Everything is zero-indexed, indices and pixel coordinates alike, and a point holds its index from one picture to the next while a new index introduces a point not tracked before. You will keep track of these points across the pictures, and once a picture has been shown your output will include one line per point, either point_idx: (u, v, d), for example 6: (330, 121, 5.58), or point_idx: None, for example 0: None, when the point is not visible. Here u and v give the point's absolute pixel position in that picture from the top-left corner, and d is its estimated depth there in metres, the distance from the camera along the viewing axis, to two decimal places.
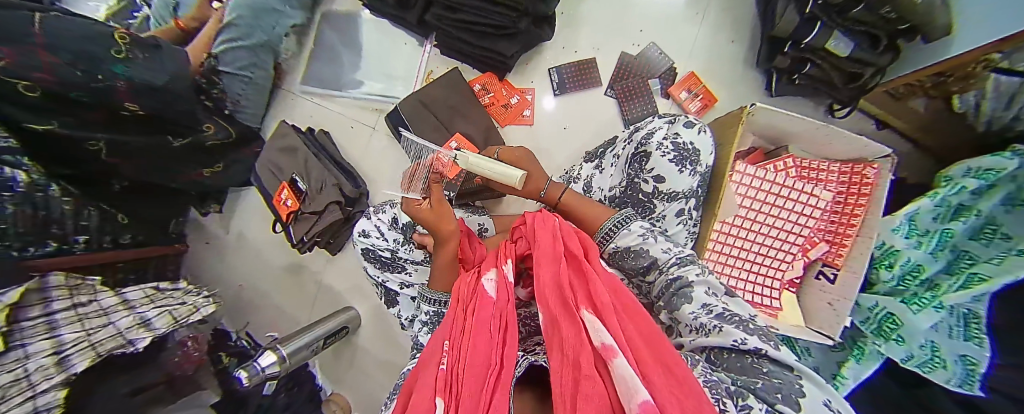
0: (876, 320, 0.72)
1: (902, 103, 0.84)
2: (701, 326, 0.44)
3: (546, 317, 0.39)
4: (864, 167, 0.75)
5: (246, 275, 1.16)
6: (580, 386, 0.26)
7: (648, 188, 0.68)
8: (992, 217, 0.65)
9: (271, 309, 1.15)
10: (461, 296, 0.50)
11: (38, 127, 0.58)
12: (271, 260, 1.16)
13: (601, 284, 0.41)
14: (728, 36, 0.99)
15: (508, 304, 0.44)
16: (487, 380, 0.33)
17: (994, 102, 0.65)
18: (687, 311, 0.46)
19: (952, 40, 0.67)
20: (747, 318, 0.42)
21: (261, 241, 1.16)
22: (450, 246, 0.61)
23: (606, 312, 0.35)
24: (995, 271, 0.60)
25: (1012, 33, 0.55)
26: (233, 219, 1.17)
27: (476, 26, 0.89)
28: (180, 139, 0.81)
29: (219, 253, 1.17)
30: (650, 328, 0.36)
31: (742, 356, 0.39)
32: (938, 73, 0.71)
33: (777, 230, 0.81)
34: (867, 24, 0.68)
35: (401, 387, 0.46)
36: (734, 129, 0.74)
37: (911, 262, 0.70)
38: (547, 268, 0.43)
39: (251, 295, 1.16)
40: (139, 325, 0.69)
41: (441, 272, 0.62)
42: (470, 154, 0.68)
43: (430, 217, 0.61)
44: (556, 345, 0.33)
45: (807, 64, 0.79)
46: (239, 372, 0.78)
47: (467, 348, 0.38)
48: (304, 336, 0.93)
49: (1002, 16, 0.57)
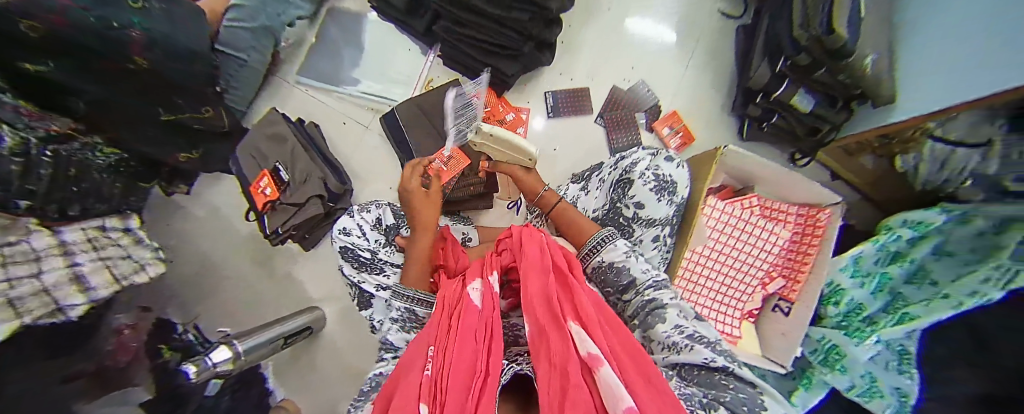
0: (822, 351, 0.77)
1: (854, 158, 0.92)
2: (673, 344, 0.49)
3: (534, 327, 0.43)
4: (818, 210, 0.82)
5: (204, 265, 1.09)
6: (570, 393, 0.30)
7: (629, 213, 0.78)
8: (924, 264, 0.72)
9: (227, 303, 1.08)
10: (448, 300, 0.57)
11: (30, 66, 0.54)
12: (235, 251, 1.09)
13: (586, 298, 0.46)
14: (711, 83, 1.06)
15: (494, 314, 0.49)
16: (473, 389, 0.36)
17: (931, 164, 0.74)
18: (661, 330, 0.51)
19: (896, 108, 0.76)
20: (714, 340, 0.49)
21: (226, 230, 1.10)
22: (427, 232, 0.76)
23: (589, 326, 0.40)
24: (924, 311, 0.66)
25: (947, 106, 0.65)
26: (199, 203, 1.10)
27: (482, 43, 0.94)
28: (168, 112, 0.81)
29: (177, 239, 1.10)
30: (630, 342, 0.41)
31: (712, 373, 0.44)
32: (884, 135, 0.80)
33: (739, 263, 0.87)
34: (829, 85, 0.77)
35: (380, 391, 0.46)
36: (709, 165, 0.82)
37: (855, 300, 0.76)
38: (536, 280, 0.48)
39: (206, 287, 1.09)
40: (75, 285, 0.67)
41: (414, 263, 0.72)
42: (490, 126, 0.77)
43: (422, 201, 0.78)
44: (544, 354, 0.37)
45: (776, 114, 0.90)
46: (187, 367, 0.70)
47: (453, 357, 0.41)
48: (263, 334, 0.88)
49: (942, 89, 0.67)
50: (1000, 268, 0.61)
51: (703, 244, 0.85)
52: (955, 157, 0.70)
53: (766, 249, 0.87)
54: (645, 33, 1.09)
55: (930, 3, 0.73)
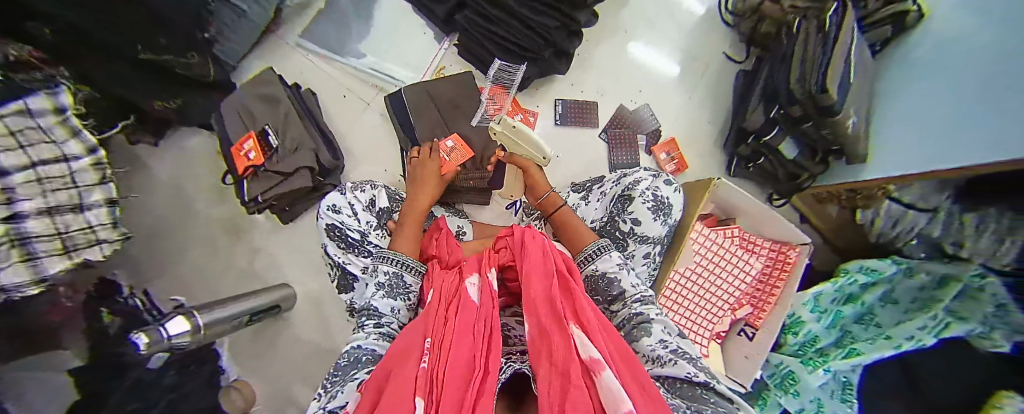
0: (779, 375, 0.84)
1: (822, 206, 1.03)
2: (657, 357, 0.55)
3: (535, 328, 0.44)
4: (789, 248, 0.90)
5: (162, 225, 1.00)
6: (569, 393, 0.31)
7: (625, 228, 0.81)
8: (872, 309, 0.84)
9: (184, 269, 1.00)
10: (445, 295, 0.59)
11: None
12: (199, 215, 1.01)
13: (585, 306, 0.49)
14: (708, 117, 1.14)
15: (494, 311, 0.51)
16: (471, 384, 0.36)
17: (886, 221, 0.87)
18: (647, 343, 0.56)
19: (868, 168, 0.84)
20: (695, 357, 0.55)
21: (193, 190, 1.01)
22: (426, 202, 0.83)
23: (591, 332, 0.43)
24: (869, 348, 0.76)
25: (922, 171, 0.70)
26: (165, 158, 1.00)
27: (503, 41, 0.94)
28: (150, 51, 0.70)
29: (135, 193, 1.00)
30: (625, 352, 0.44)
31: (695, 387, 0.50)
32: (852, 189, 0.88)
33: (715, 288, 0.93)
34: (812, 139, 0.85)
35: (370, 381, 0.46)
36: (701, 194, 0.88)
37: (812, 332, 0.85)
38: (538, 284, 0.51)
39: (163, 249, 1.00)
40: (24, 259, 0.53)
41: (407, 229, 0.77)
42: (515, 120, 0.86)
43: (427, 173, 0.85)
44: (545, 354, 0.39)
45: (760, 157, 0.99)
46: (137, 336, 0.60)
47: (453, 351, 0.42)
48: (223, 310, 0.80)
49: (917, 155, 0.72)
50: (936, 319, 0.74)
51: (685, 266, 0.92)
52: (906, 218, 0.83)
53: (741, 279, 0.92)
54: (655, 61, 1.14)
55: (900, 77, 0.82)
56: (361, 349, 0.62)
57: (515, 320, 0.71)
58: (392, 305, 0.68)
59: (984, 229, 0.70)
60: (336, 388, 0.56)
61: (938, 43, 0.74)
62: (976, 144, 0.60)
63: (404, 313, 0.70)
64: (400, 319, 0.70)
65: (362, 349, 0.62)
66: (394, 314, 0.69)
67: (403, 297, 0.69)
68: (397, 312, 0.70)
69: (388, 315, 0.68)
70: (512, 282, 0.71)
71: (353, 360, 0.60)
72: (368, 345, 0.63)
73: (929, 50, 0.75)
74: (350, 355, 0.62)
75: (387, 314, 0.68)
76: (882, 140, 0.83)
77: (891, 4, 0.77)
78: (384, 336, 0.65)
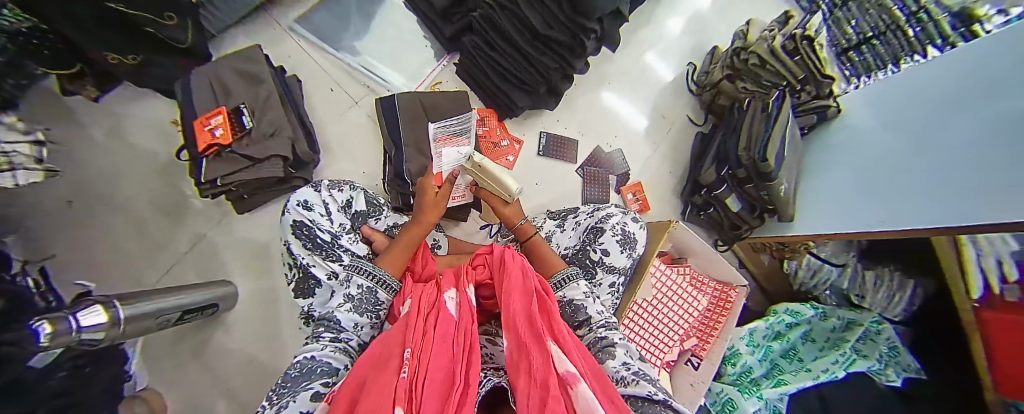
0: (720, 403, 0.91)
1: (756, 254, 1.19)
2: (621, 377, 0.58)
3: (515, 342, 0.45)
4: (730, 288, 1.03)
5: (96, 193, 0.92)
6: (549, 405, 0.32)
7: (595, 257, 0.87)
8: (794, 346, 1.00)
9: (109, 247, 0.91)
10: (423, 302, 0.57)
11: None
12: (152, 188, 0.94)
13: (562, 327, 0.50)
14: (670, 168, 1.29)
15: (471, 325, 0.50)
16: (451, 396, 0.35)
17: (806, 270, 1.09)
18: (611, 365, 0.60)
19: (793, 226, 1.01)
20: (654, 378, 0.59)
21: (138, 162, 0.94)
22: (420, 231, 0.76)
23: (568, 349, 0.44)
24: (791, 379, 0.89)
25: (822, 233, 0.90)
26: (114, 119, 0.94)
27: (503, 70, 0.99)
28: (124, 4, 0.60)
29: (68, 152, 0.92)
30: (598, 371, 0.46)
31: (655, 406, 0.52)
32: (780, 242, 1.07)
33: (667, 319, 1.01)
34: (753, 199, 1.01)
35: (335, 389, 0.42)
36: (662, 234, 0.97)
37: (746, 364, 0.96)
38: (520, 300, 0.52)
39: (90, 219, 0.91)
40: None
41: (398, 249, 0.73)
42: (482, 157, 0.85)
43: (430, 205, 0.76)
44: (524, 369, 0.39)
45: (710, 207, 1.15)
46: (40, 325, 0.46)
47: (431, 361, 0.41)
48: (142, 304, 0.67)
49: (826, 221, 0.90)
50: (844, 355, 0.90)
51: (643, 297, 1.00)
52: (820, 269, 1.06)
53: (688, 313, 1.02)
54: (628, 112, 1.28)
55: (820, 159, 1.02)
56: (315, 360, 0.56)
57: (487, 339, 0.69)
58: (356, 320, 0.63)
59: (880, 285, 0.98)
60: (284, 400, 0.50)
61: (849, 138, 0.95)
62: (886, 215, 0.73)
63: (366, 331, 0.66)
64: (361, 336, 0.65)
65: (317, 360, 0.56)
66: (355, 331, 0.64)
67: (370, 314, 0.65)
68: (359, 328, 0.65)
69: (348, 330, 0.63)
70: (488, 300, 0.70)
71: (306, 371, 0.54)
72: (323, 357, 0.57)
73: (850, 140, 0.94)
74: (302, 365, 0.55)
75: (348, 329, 0.63)
76: (804, 209, 1.00)
77: (816, 99, 0.99)
78: (341, 350, 0.60)
